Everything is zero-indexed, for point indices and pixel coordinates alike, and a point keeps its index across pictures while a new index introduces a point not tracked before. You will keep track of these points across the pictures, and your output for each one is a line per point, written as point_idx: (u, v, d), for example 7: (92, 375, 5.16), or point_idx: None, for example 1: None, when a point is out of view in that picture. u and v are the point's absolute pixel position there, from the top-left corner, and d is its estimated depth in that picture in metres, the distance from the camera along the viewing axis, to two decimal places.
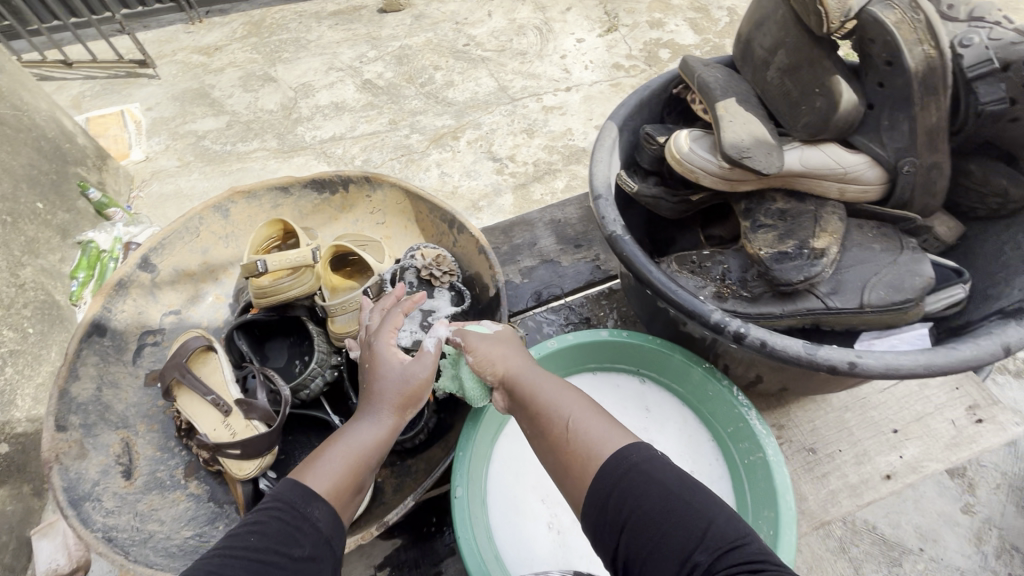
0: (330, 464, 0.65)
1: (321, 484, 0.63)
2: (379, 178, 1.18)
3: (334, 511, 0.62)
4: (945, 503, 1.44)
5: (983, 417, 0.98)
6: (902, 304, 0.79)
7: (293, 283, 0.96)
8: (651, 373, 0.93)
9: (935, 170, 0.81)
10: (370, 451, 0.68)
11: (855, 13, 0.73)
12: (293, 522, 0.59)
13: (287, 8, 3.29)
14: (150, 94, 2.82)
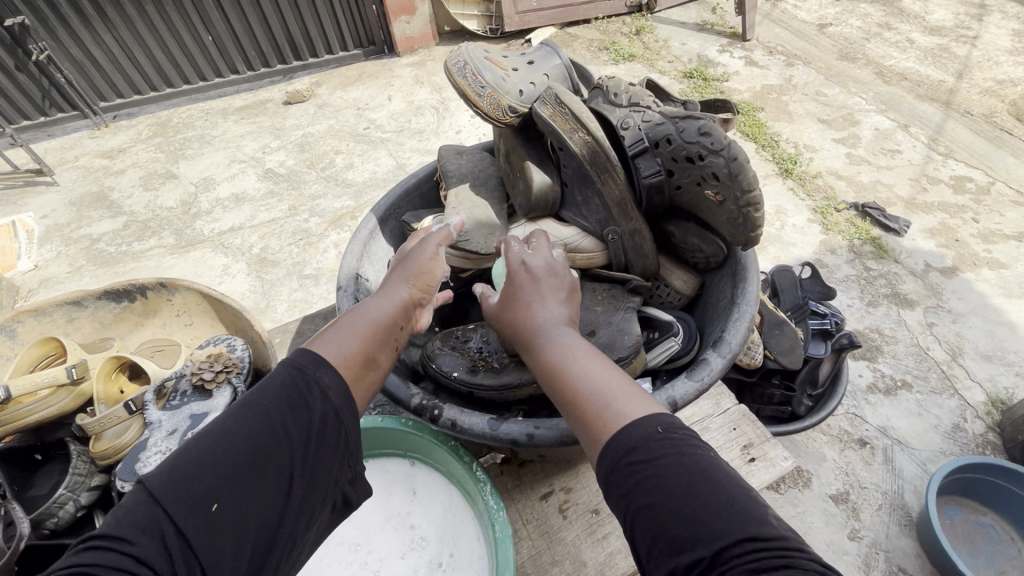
0: (343, 338, 0.64)
1: (334, 356, 0.62)
2: (173, 283, 1.19)
3: (344, 389, 0.60)
4: (832, 532, 1.50)
5: (756, 456, 1.02)
6: (620, 361, 0.82)
7: (39, 405, 0.93)
8: (416, 454, 0.93)
9: (637, 234, 0.88)
10: (382, 343, 0.67)
11: (515, 110, 0.83)
12: (303, 392, 0.57)
13: (194, 107, 3.28)
14: (47, 202, 2.77)
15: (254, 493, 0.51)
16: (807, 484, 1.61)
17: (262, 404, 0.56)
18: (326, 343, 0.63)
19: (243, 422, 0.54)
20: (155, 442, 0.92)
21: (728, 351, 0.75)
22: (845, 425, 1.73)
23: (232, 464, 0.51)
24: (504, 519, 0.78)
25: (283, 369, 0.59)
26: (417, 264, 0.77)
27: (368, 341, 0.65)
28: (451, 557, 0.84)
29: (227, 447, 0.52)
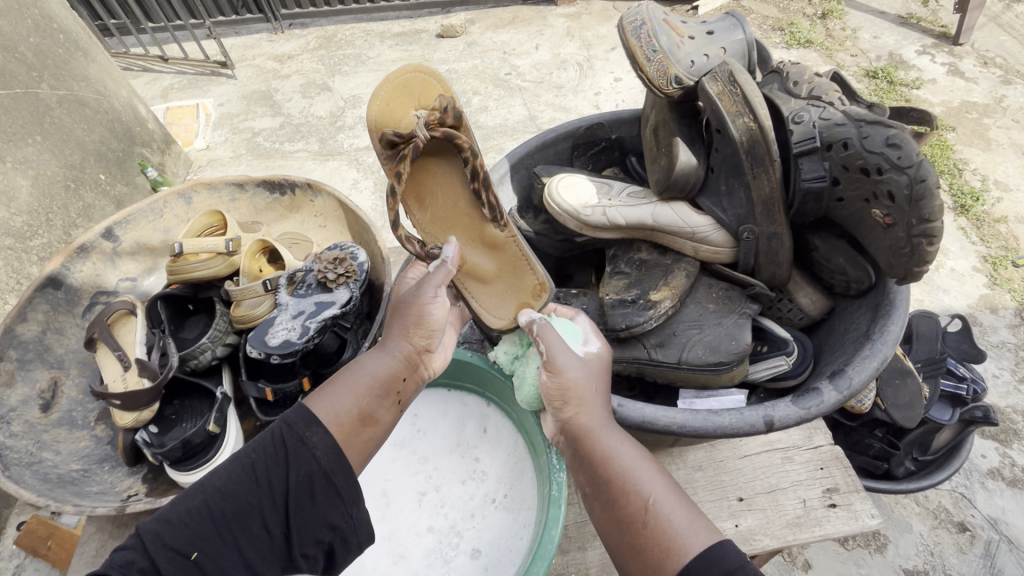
0: (338, 398, 0.73)
1: (326, 415, 0.71)
2: (319, 186, 1.32)
3: (331, 448, 0.69)
4: None
5: (838, 503, 0.94)
6: (719, 366, 0.80)
7: (202, 265, 1.10)
8: (495, 398, 0.99)
9: (774, 240, 0.82)
10: (379, 401, 0.75)
11: (679, 81, 0.80)
12: (288, 447, 0.68)
13: (357, 26, 3.47)
14: (225, 92, 3.12)
15: (227, 548, 0.63)
16: (880, 549, 1.53)
17: (252, 460, 0.67)
18: (320, 402, 0.72)
19: (231, 479, 0.66)
20: (280, 322, 1.04)
21: (845, 388, 0.69)
22: (947, 503, 1.59)
23: (218, 521, 0.64)
24: (563, 480, 0.81)
25: (278, 427, 0.70)
26: (411, 307, 0.82)
27: (361, 399, 0.74)
28: (506, 498, 0.90)
29: (221, 505, 0.64)
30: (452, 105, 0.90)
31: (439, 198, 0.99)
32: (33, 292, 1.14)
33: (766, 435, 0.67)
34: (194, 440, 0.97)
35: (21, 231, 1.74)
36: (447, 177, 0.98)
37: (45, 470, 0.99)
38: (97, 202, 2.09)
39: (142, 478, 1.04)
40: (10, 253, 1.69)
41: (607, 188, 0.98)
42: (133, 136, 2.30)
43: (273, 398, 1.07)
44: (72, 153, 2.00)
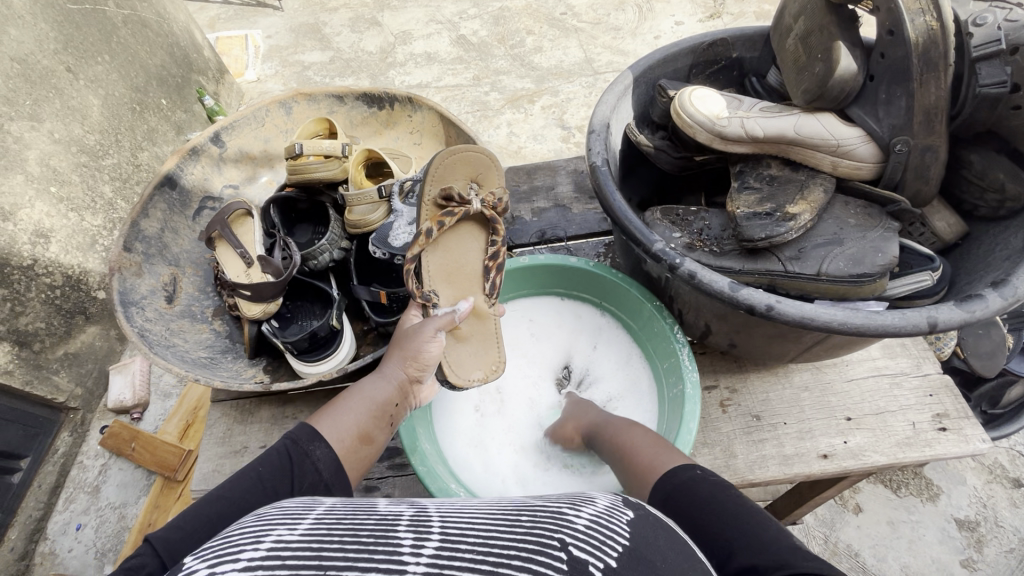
0: (344, 416, 0.71)
1: (332, 433, 0.69)
2: (419, 100, 1.31)
3: (335, 463, 0.67)
4: (942, 551, 1.45)
5: (948, 427, 0.95)
6: (862, 277, 0.80)
7: (321, 167, 1.13)
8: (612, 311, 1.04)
9: (930, 153, 0.80)
10: (377, 421, 0.74)
11: None
12: (295, 463, 0.64)
13: None
14: (273, 24, 3.04)
15: None
16: (932, 497, 1.53)
17: (257, 473, 0.61)
18: (328, 421, 0.70)
19: (238, 486, 0.60)
20: (398, 227, 1.07)
21: (1010, 296, 0.69)
22: (1003, 460, 1.58)
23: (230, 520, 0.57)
24: (695, 380, 0.85)
25: (281, 443, 0.66)
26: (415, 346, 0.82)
27: (366, 422, 0.73)
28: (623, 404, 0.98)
29: (221, 511, 0.57)
30: (505, 198, 0.98)
31: (453, 253, 0.99)
32: (153, 190, 1.18)
33: (929, 335, 0.67)
34: (319, 333, 1.01)
35: (95, 148, 1.74)
36: (471, 241, 0.99)
37: (181, 353, 1.04)
38: (160, 126, 2.03)
39: (263, 369, 1.10)
40: (87, 170, 1.70)
41: (738, 103, 0.94)
42: (191, 63, 2.23)
43: (385, 302, 1.09)
44: (136, 75, 1.95)
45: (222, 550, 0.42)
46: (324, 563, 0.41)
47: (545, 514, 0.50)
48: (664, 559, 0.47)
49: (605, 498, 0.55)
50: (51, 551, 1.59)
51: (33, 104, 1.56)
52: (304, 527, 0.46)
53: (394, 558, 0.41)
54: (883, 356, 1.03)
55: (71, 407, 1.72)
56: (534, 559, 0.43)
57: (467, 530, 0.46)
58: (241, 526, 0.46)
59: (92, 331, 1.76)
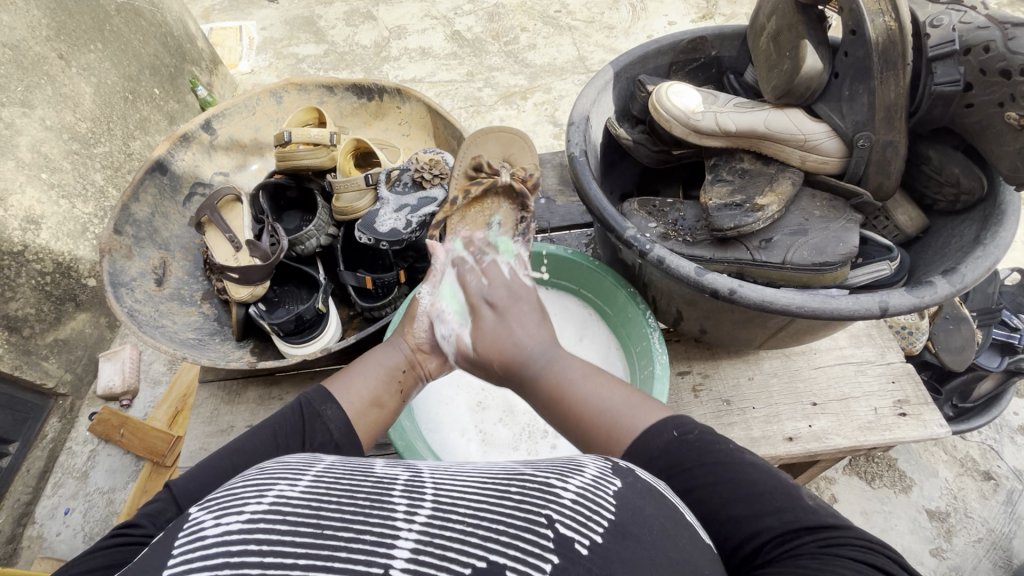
0: (355, 381, 0.71)
1: (343, 394, 0.69)
2: (408, 91, 1.33)
3: (345, 423, 0.66)
4: (912, 540, 1.49)
5: (908, 412, 0.99)
6: (824, 266, 0.84)
7: (309, 154, 1.15)
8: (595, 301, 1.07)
9: (890, 148, 0.84)
10: (387, 386, 0.73)
11: None
12: (306, 423, 0.64)
13: None
14: (267, 16, 3.04)
15: None
16: (904, 489, 1.58)
17: (272, 433, 0.62)
18: (339, 384, 0.70)
19: (252, 441, 0.61)
20: (385, 214, 1.10)
21: (958, 283, 0.73)
22: (974, 454, 1.63)
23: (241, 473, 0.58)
24: (665, 362, 0.89)
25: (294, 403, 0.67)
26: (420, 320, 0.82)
27: (376, 387, 0.72)
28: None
29: (237, 463, 0.59)
30: (534, 173, 0.98)
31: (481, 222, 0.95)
32: (143, 175, 1.20)
33: (880, 318, 0.71)
34: (305, 316, 1.05)
35: (87, 136, 1.75)
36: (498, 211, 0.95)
37: (170, 334, 1.07)
38: (152, 115, 2.04)
39: (250, 351, 1.13)
40: (78, 157, 1.72)
41: (712, 98, 0.97)
42: (184, 53, 2.23)
43: (370, 288, 1.12)
44: (129, 65, 1.96)
45: (226, 502, 0.43)
46: (321, 524, 0.41)
47: (535, 486, 0.48)
48: (650, 532, 0.46)
49: (596, 465, 0.53)
50: (40, 534, 1.61)
51: (25, 90, 1.58)
52: (305, 484, 0.46)
53: (387, 524, 0.41)
54: (850, 345, 1.07)
55: (60, 392, 1.73)
56: (522, 537, 0.43)
57: (460, 501, 0.45)
58: (243, 480, 0.47)
59: (82, 318, 1.77)
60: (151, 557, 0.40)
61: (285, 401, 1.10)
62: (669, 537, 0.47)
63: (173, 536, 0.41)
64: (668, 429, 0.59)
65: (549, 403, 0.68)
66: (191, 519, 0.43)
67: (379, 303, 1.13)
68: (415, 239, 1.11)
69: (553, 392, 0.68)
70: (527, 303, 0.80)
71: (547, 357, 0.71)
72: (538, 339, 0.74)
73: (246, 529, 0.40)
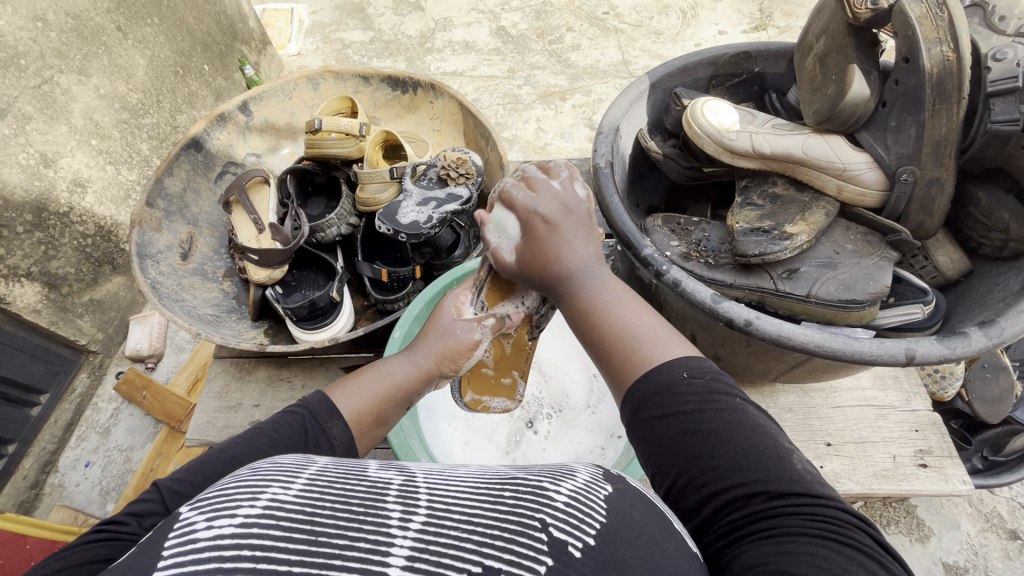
0: (360, 394, 0.69)
1: (348, 408, 0.67)
2: (442, 87, 1.33)
3: (349, 442, 0.65)
4: None
5: (930, 464, 0.94)
6: (851, 304, 0.79)
7: (337, 143, 1.16)
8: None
9: (935, 186, 0.79)
10: (397, 404, 0.72)
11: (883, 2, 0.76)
12: (309, 435, 0.63)
13: None
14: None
15: None
16: (921, 537, 1.50)
17: (272, 441, 0.60)
18: (343, 395, 0.68)
19: (248, 449, 0.59)
20: (407, 209, 1.09)
21: (995, 336, 0.68)
22: (1001, 509, 1.54)
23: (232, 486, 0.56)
24: None
25: (296, 412, 0.65)
26: (449, 338, 0.75)
27: (382, 400, 0.70)
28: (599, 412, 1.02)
29: (229, 470, 0.57)
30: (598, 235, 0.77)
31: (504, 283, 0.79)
32: (179, 150, 1.23)
33: (906, 366, 0.67)
34: (319, 303, 1.06)
35: (136, 106, 1.81)
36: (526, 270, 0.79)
37: (190, 309, 1.10)
38: (200, 91, 2.09)
39: (264, 332, 1.15)
40: (127, 127, 1.78)
41: (750, 117, 0.93)
42: (236, 32, 2.28)
43: (386, 281, 1.13)
44: (182, 40, 2.01)
45: (220, 505, 0.42)
46: (316, 530, 0.40)
47: (528, 489, 0.47)
48: (640, 536, 0.46)
49: (587, 470, 0.52)
50: (61, 483, 1.69)
51: (83, 58, 1.63)
52: (299, 487, 0.45)
53: (382, 530, 0.41)
54: (873, 387, 1.02)
55: (91, 349, 1.80)
56: (516, 542, 0.42)
57: (454, 507, 0.44)
58: (238, 481, 0.45)
59: (117, 281, 1.84)
60: (141, 559, 0.39)
61: (293, 384, 1.12)
62: (657, 542, 0.46)
63: (164, 536, 0.40)
64: (678, 369, 0.54)
65: (579, 321, 0.62)
66: (180, 519, 0.42)
67: (393, 296, 1.13)
68: (434, 236, 1.11)
69: (586, 310, 0.61)
70: (577, 219, 0.65)
71: (590, 273, 0.63)
72: (585, 253, 0.64)
73: (240, 533, 0.39)
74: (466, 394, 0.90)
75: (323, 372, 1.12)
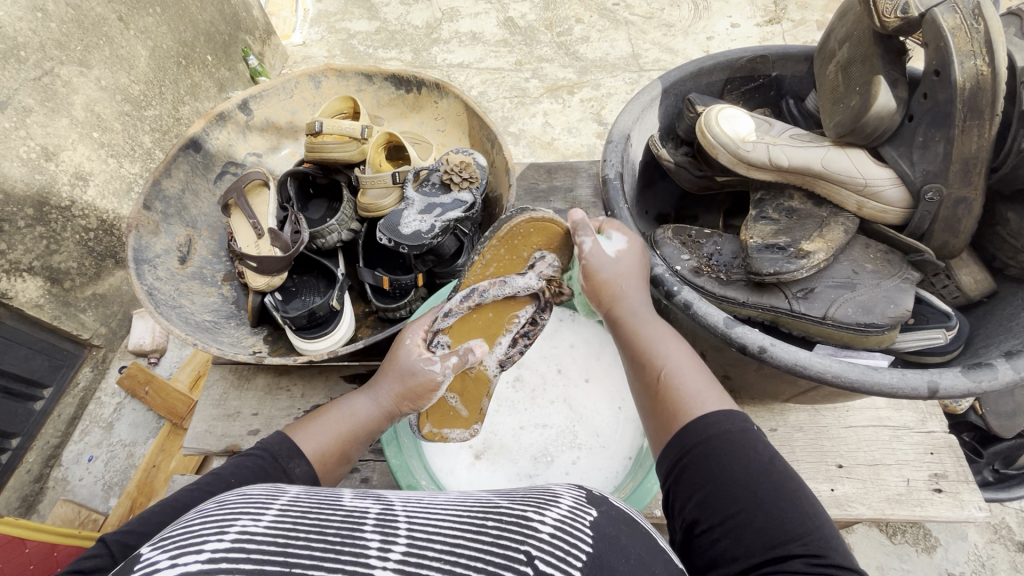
0: (323, 432, 0.68)
1: (308, 448, 0.66)
2: (447, 87, 1.29)
3: (312, 481, 0.65)
4: None
5: (944, 489, 0.91)
6: (869, 328, 0.76)
7: (338, 147, 1.13)
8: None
9: (962, 206, 0.75)
10: (358, 443, 0.70)
11: (914, 12, 0.72)
12: (271, 478, 0.62)
13: None
14: None
15: None
16: (928, 548, 1.48)
17: (232, 486, 0.59)
18: (306, 434, 0.67)
19: (206, 496, 0.57)
20: (410, 216, 1.06)
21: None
22: (1011, 521, 1.51)
23: None
24: None
25: (258, 452, 0.64)
26: (411, 376, 0.72)
27: (345, 441, 0.69)
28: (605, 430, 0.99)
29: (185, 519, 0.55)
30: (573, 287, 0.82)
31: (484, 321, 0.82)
32: (177, 151, 1.20)
33: (927, 400, 0.65)
34: (319, 312, 1.04)
35: (139, 98, 1.78)
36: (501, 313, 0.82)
37: (187, 316, 1.07)
38: (203, 82, 2.06)
39: (263, 340, 1.13)
40: (129, 119, 1.75)
41: (767, 126, 0.90)
42: (239, 21, 2.23)
43: (387, 288, 1.10)
44: (185, 30, 1.97)
45: (184, 541, 0.39)
46: (289, 562, 0.37)
47: (512, 519, 0.45)
48: (625, 561, 0.44)
49: (570, 494, 0.51)
50: (64, 477, 1.69)
51: (83, 49, 1.60)
52: (269, 518, 0.41)
53: (360, 561, 0.38)
54: (887, 407, 0.99)
55: (94, 344, 1.79)
56: (501, 574, 0.39)
57: (435, 535, 0.42)
58: (202, 517, 0.42)
59: (120, 275, 1.82)
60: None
61: (292, 393, 1.10)
62: (644, 567, 0.45)
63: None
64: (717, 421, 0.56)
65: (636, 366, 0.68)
66: (141, 560, 0.38)
67: (394, 305, 1.10)
68: (437, 243, 1.08)
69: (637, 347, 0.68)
70: (628, 275, 0.74)
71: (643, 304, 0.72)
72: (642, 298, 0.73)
73: (206, 569, 0.35)
74: (424, 427, 0.86)
75: (323, 380, 1.10)
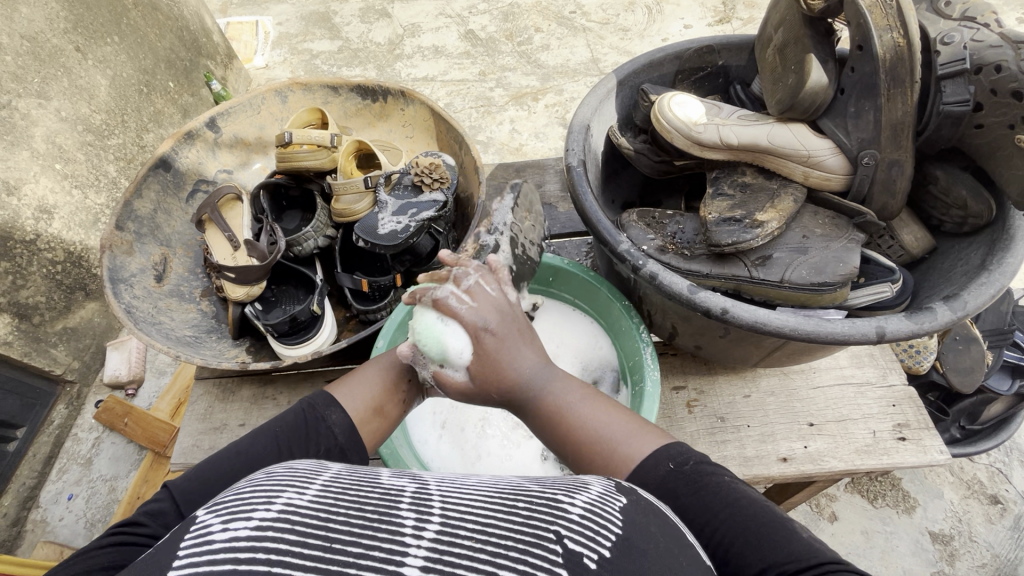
0: (362, 389, 0.72)
1: (346, 399, 0.70)
2: (412, 94, 1.33)
3: (349, 427, 0.68)
4: (913, 562, 1.46)
5: (908, 437, 0.97)
6: (822, 286, 0.82)
7: (309, 156, 1.16)
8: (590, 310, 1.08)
9: (895, 167, 0.82)
10: (390, 394, 0.72)
11: None
12: (310, 426, 0.66)
13: None
14: (283, 11, 3.03)
15: None
16: (907, 508, 1.54)
17: (276, 436, 0.64)
18: (345, 390, 0.71)
19: (256, 445, 0.63)
20: (385, 218, 1.09)
21: (960, 310, 0.71)
22: (981, 476, 1.58)
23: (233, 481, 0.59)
24: (656, 379, 0.89)
25: (300, 407, 0.69)
26: None
27: (382, 394, 0.72)
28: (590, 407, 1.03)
29: (237, 466, 0.60)
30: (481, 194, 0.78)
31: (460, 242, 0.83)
32: (147, 171, 1.21)
33: (877, 344, 0.70)
34: (300, 318, 1.05)
35: (101, 128, 1.77)
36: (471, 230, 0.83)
37: (168, 331, 1.08)
38: (166, 109, 2.04)
39: (246, 350, 1.14)
40: (92, 149, 1.73)
41: (716, 110, 0.95)
42: (200, 47, 2.22)
43: (367, 290, 1.13)
44: (145, 59, 1.97)
45: (236, 507, 0.42)
46: (329, 536, 0.40)
47: (543, 500, 0.47)
48: (656, 547, 0.45)
49: (601, 484, 0.51)
50: (44, 518, 1.63)
51: (41, 82, 1.59)
52: (314, 492, 0.44)
53: (396, 539, 0.40)
54: (851, 365, 1.05)
55: (68, 378, 1.75)
56: (530, 553, 0.41)
57: (468, 516, 0.44)
58: (253, 486, 0.45)
59: (91, 307, 1.79)
60: (159, 556, 0.40)
61: (279, 401, 1.10)
62: (671, 550, 0.46)
63: (180, 537, 0.41)
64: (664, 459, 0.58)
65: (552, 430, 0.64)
66: (196, 522, 0.42)
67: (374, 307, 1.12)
68: (413, 243, 1.11)
69: (556, 418, 0.63)
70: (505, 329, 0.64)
71: (544, 376, 0.65)
72: (529, 361, 0.64)
73: (255, 535, 0.39)
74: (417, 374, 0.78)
75: (310, 386, 1.11)
